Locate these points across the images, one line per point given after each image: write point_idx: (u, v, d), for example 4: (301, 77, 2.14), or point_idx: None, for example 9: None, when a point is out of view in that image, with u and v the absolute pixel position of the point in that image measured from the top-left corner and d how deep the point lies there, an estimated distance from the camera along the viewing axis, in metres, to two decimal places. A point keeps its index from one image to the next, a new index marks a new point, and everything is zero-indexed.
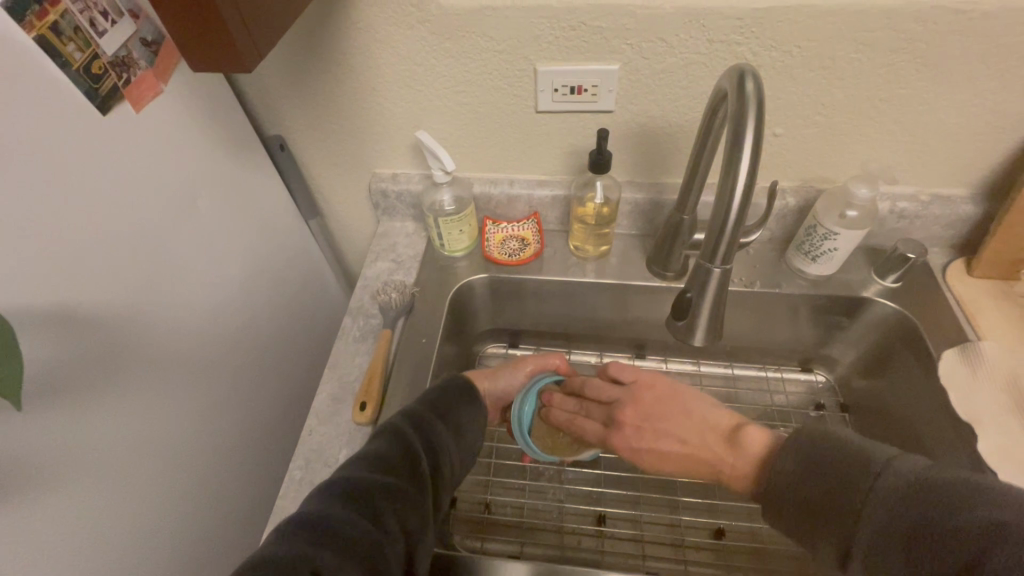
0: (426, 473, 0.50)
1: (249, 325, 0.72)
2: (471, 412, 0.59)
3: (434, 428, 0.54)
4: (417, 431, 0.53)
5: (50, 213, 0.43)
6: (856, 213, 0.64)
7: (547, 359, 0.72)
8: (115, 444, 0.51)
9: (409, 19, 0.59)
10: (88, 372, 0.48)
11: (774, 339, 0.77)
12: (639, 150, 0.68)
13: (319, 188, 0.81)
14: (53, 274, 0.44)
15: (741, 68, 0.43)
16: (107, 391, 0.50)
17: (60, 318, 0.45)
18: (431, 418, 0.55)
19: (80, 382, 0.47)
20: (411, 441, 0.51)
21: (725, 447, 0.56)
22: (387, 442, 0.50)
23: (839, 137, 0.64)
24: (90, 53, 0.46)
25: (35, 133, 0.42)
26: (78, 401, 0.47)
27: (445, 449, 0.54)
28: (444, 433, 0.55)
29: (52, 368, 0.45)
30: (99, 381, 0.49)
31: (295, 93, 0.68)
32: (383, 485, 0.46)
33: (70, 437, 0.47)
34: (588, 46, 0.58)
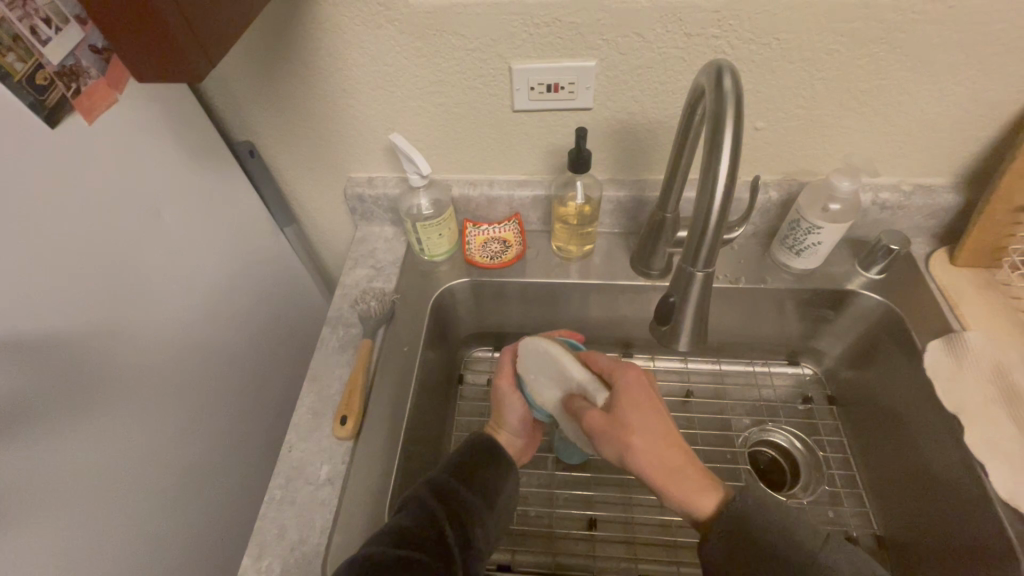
0: (455, 544, 0.49)
1: (223, 339, 0.70)
2: (499, 474, 0.56)
3: (460, 496, 0.52)
4: (444, 502, 0.51)
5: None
6: (839, 207, 0.63)
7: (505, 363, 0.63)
8: (85, 473, 0.49)
9: (376, 19, 0.56)
10: (49, 400, 0.46)
11: (760, 334, 0.76)
12: (619, 147, 0.67)
13: (293, 194, 0.79)
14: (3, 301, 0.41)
15: (719, 64, 0.42)
16: (71, 419, 0.48)
17: (16, 347, 0.42)
18: (456, 485, 0.53)
19: (41, 412, 0.45)
20: (438, 512, 0.50)
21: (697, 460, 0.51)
22: (410, 514, 0.49)
23: (820, 130, 0.63)
24: (33, 63, 0.43)
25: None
26: (38, 433, 0.45)
27: (478, 517, 0.52)
28: (472, 499, 0.52)
29: (11, 399, 0.42)
30: (61, 409, 0.47)
31: (262, 97, 0.65)
32: (412, 561, 0.45)
33: (32, 469, 0.44)
34: (563, 43, 0.57)
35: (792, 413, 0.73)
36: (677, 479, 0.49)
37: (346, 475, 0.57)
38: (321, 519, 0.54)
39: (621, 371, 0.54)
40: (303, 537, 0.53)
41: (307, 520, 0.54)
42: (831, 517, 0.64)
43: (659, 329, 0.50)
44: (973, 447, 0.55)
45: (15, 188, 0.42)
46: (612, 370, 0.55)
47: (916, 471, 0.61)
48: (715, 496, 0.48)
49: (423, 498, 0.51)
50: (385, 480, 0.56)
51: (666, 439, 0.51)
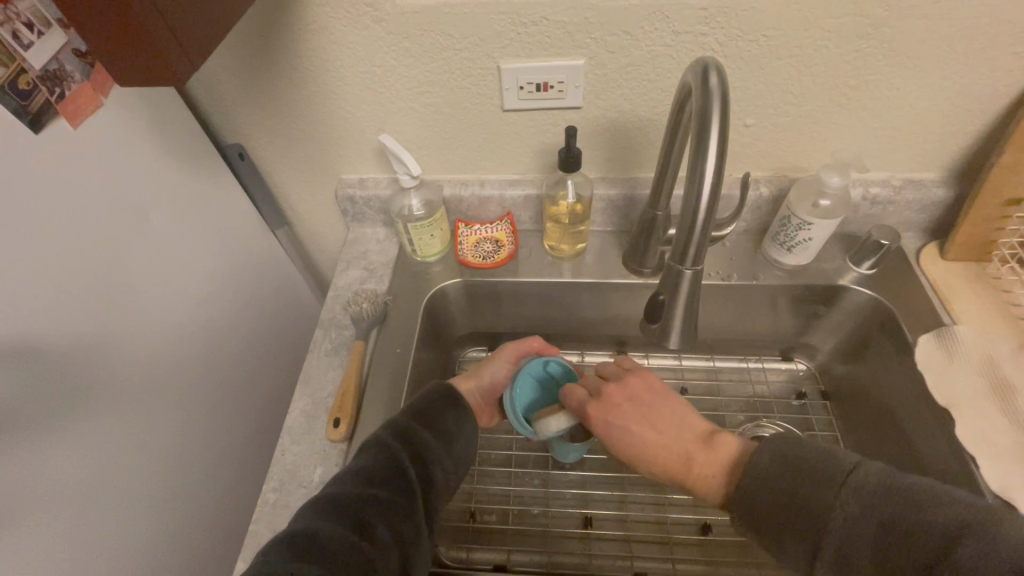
0: (416, 481, 0.49)
1: (214, 344, 0.70)
2: (458, 416, 0.56)
3: (421, 439, 0.52)
4: (404, 442, 0.51)
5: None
6: (829, 204, 0.64)
7: (527, 342, 0.68)
8: (76, 481, 0.49)
9: (364, 19, 0.56)
10: (36, 408, 0.45)
11: (753, 330, 0.77)
12: (610, 145, 0.67)
13: (284, 197, 0.79)
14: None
15: (705, 61, 0.42)
16: (60, 427, 0.47)
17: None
18: (415, 424, 0.53)
19: (29, 420, 0.44)
20: (398, 452, 0.50)
21: (696, 450, 0.52)
22: (371, 455, 0.50)
23: (809, 126, 0.63)
24: (15, 69, 0.43)
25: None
26: (23, 445, 0.44)
27: (440, 457, 0.52)
28: (432, 441, 0.53)
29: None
30: (50, 416, 0.46)
31: (251, 99, 0.65)
32: (369, 497, 0.46)
33: (21, 479, 0.44)
34: (552, 41, 0.57)
35: (786, 408, 0.74)
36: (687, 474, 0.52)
37: None
38: None
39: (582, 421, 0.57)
40: None
41: None
42: None
43: (646, 329, 0.51)
44: (964, 440, 0.55)
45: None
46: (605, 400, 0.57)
47: (910, 464, 0.62)
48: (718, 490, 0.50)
49: (385, 442, 0.51)
50: None
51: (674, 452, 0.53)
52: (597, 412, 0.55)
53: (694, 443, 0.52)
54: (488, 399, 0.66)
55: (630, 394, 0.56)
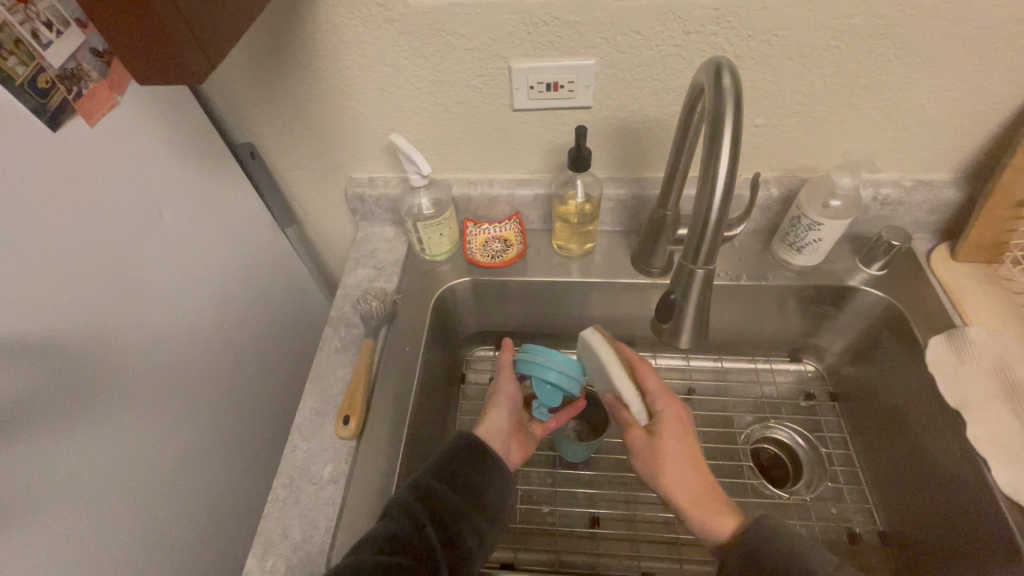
0: (438, 549, 0.48)
1: (225, 341, 0.70)
2: (482, 473, 0.53)
3: (445, 499, 0.50)
4: (425, 506, 0.49)
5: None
6: (840, 204, 0.63)
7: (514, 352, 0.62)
8: (88, 476, 0.49)
9: (376, 20, 0.57)
10: (45, 402, 0.45)
11: (762, 331, 0.76)
12: (619, 145, 0.67)
13: (294, 196, 0.79)
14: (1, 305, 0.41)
15: (717, 61, 0.42)
16: (70, 422, 0.48)
17: (14, 349, 0.42)
18: (437, 485, 0.51)
19: (39, 414, 0.45)
20: (418, 517, 0.49)
21: (716, 492, 0.54)
22: (390, 520, 0.48)
23: (820, 126, 0.63)
24: (34, 67, 0.43)
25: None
26: (33, 439, 0.44)
27: (466, 517, 0.50)
28: (458, 502, 0.51)
29: (9, 402, 0.42)
30: (61, 410, 0.47)
31: (263, 98, 0.65)
32: (389, 567, 0.45)
33: (31, 473, 0.44)
34: (562, 41, 0.57)
35: (794, 409, 0.74)
36: (699, 504, 0.53)
37: (349, 474, 0.57)
38: (325, 518, 0.55)
39: (664, 406, 0.57)
40: (307, 536, 0.54)
41: (310, 520, 0.55)
42: (833, 514, 0.65)
43: (658, 334, 0.51)
44: (975, 442, 0.55)
45: (12, 190, 0.42)
46: (659, 399, 0.58)
47: (920, 467, 0.61)
48: (722, 535, 0.51)
49: (405, 503, 0.49)
50: (389, 480, 0.56)
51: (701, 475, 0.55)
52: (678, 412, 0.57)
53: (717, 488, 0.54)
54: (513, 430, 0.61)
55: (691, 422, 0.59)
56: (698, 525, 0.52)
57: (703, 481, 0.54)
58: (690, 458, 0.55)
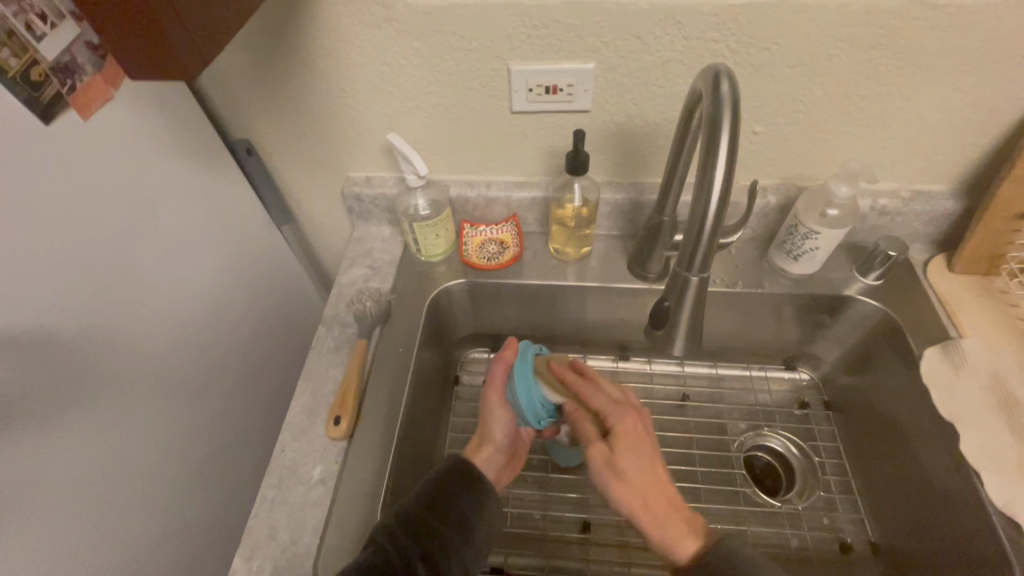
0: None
1: (216, 338, 0.70)
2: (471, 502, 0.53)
3: (432, 529, 0.50)
4: (415, 537, 0.48)
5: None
6: (836, 213, 0.63)
7: (496, 375, 0.60)
8: (75, 474, 0.49)
9: (375, 18, 0.56)
10: (27, 400, 0.44)
11: (757, 338, 0.76)
12: (617, 150, 0.67)
13: (290, 193, 0.79)
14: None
15: (715, 68, 0.41)
16: (52, 418, 0.47)
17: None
18: (427, 515, 0.50)
19: (20, 411, 0.43)
20: (406, 548, 0.47)
21: (674, 505, 0.52)
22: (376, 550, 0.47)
23: (820, 135, 0.63)
24: (28, 59, 0.42)
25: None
26: (12, 436, 0.43)
27: (453, 544, 0.50)
28: (445, 533, 0.50)
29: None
30: (45, 407, 0.46)
31: (260, 95, 0.65)
32: None
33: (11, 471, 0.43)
34: (562, 44, 0.57)
35: (788, 417, 0.73)
36: (658, 520, 0.51)
37: (338, 476, 0.57)
38: (313, 520, 0.54)
39: (613, 417, 0.56)
40: (295, 538, 0.53)
41: (298, 521, 0.54)
42: (825, 524, 0.64)
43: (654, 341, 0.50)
44: (968, 456, 0.55)
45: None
46: (609, 411, 0.57)
47: (913, 479, 0.61)
48: (685, 552, 0.49)
49: (392, 534, 0.48)
50: (379, 483, 0.56)
51: (660, 488, 0.53)
52: (624, 424, 0.56)
53: (674, 498, 0.53)
54: (504, 451, 0.60)
55: (646, 427, 0.57)
56: (660, 540, 0.51)
57: (661, 496, 0.52)
58: (647, 471, 0.53)
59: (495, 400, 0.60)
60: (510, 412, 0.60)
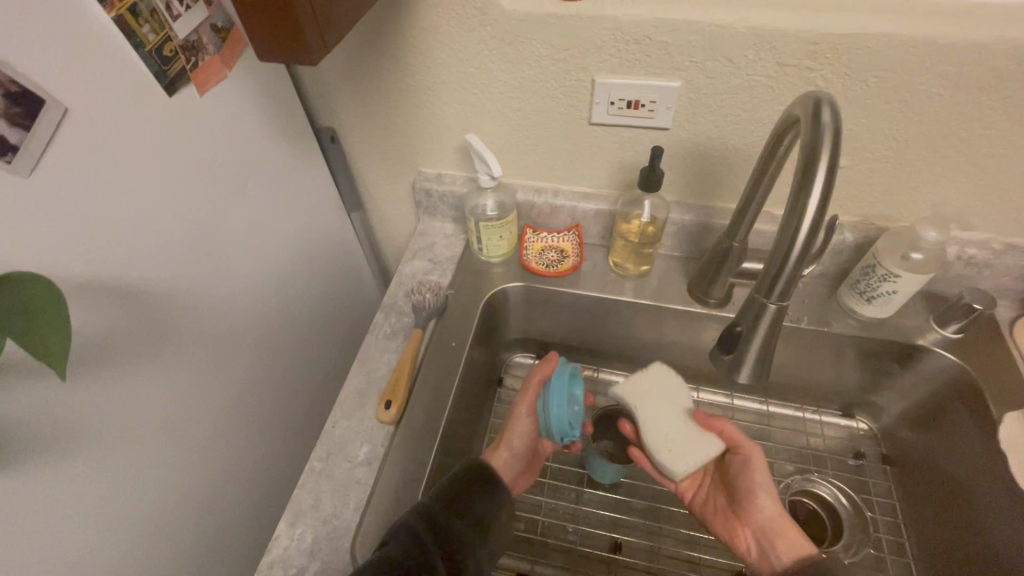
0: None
1: (282, 312, 0.73)
2: (490, 506, 0.54)
3: (452, 529, 0.50)
4: (437, 536, 0.49)
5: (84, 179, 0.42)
6: (922, 257, 0.59)
7: (529, 387, 0.64)
8: (138, 420, 0.51)
9: (471, 22, 0.58)
10: (107, 344, 0.47)
11: (817, 380, 0.73)
12: (691, 171, 0.66)
13: (365, 183, 0.82)
14: (86, 245, 0.43)
15: (816, 95, 0.41)
16: (124, 364, 0.49)
17: (87, 288, 0.44)
18: (449, 516, 0.51)
19: (97, 353, 0.46)
20: (428, 545, 0.48)
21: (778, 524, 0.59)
22: (399, 544, 0.47)
23: (910, 175, 0.60)
24: (163, 36, 0.46)
25: (75, 96, 0.40)
26: (85, 375, 0.45)
27: (470, 547, 0.51)
28: (464, 533, 0.51)
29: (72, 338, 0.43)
30: (120, 352, 0.48)
31: (352, 86, 0.68)
32: None
33: (81, 407, 0.45)
34: (651, 61, 0.57)
35: (841, 466, 0.70)
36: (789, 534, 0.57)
37: (383, 458, 0.58)
38: (355, 497, 0.56)
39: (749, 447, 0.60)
40: (337, 512, 0.55)
41: (341, 496, 0.56)
42: None
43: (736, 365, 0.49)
44: None
45: (110, 138, 0.43)
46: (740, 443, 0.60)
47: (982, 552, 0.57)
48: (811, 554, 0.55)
49: (415, 530, 0.48)
50: (421, 471, 0.57)
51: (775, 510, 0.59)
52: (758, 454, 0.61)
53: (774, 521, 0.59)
54: (518, 463, 0.63)
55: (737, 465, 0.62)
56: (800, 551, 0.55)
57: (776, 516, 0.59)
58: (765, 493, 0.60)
59: (523, 407, 0.64)
60: (531, 424, 0.63)
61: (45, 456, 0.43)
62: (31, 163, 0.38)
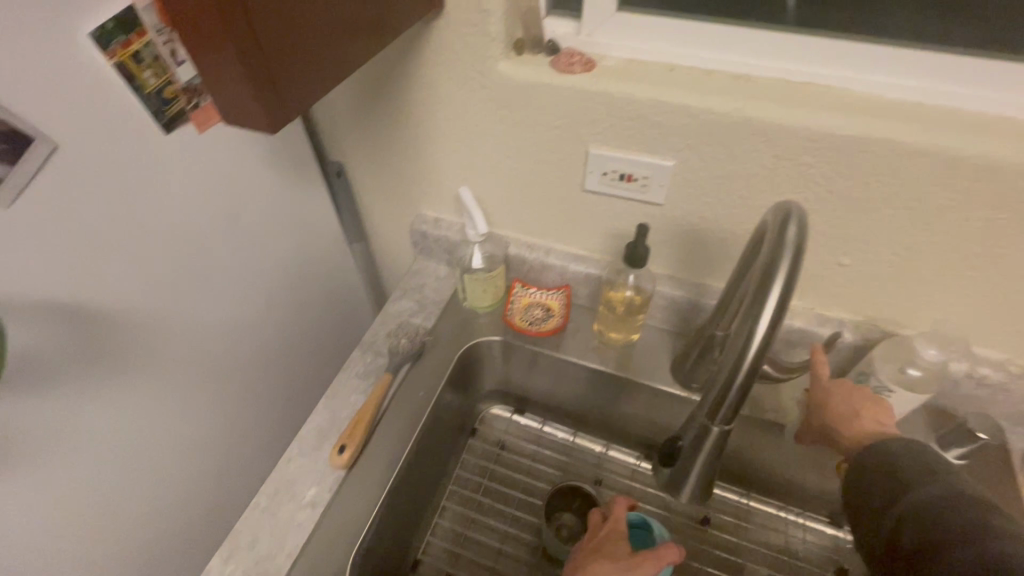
0: None
1: (267, 337, 0.75)
2: None
3: None
4: None
5: (70, 212, 0.45)
6: (918, 373, 0.55)
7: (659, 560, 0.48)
8: (92, 435, 0.53)
9: (471, 83, 0.59)
10: (71, 364, 0.49)
11: (803, 482, 0.67)
12: (684, 247, 0.64)
13: (368, 216, 0.83)
14: (60, 272, 0.45)
15: (787, 207, 0.39)
16: (85, 382, 0.51)
17: (54, 308, 0.46)
18: None
19: (59, 370, 0.48)
20: None
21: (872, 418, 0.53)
22: None
23: (916, 283, 0.56)
24: (164, 80, 0.47)
25: (67, 135, 0.43)
26: (42, 391, 0.47)
27: None
28: None
29: (31, 355, 0.45)
30: (84, 370, 0.50)
31: (360, 127, 0.70)
32: None
33: (29, 419, 0.47)
34: (644, 138, 0.56)
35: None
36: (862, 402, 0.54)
37: (327, 504, 0.58)
38: (291, 541, 0.56)
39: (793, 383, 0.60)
40: (271, 553, 0.55)
41: (279, 538, 0.56)
42: None
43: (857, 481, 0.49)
44: None
45: (100, 174, 0.46)
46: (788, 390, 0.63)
47: None
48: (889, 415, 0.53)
49: None
50: (360, 524, 0.56)
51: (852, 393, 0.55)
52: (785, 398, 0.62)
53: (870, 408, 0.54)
54: None
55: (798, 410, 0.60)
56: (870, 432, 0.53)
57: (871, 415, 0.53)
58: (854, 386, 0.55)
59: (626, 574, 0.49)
60: None
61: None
62: (12, 195, 0.41)
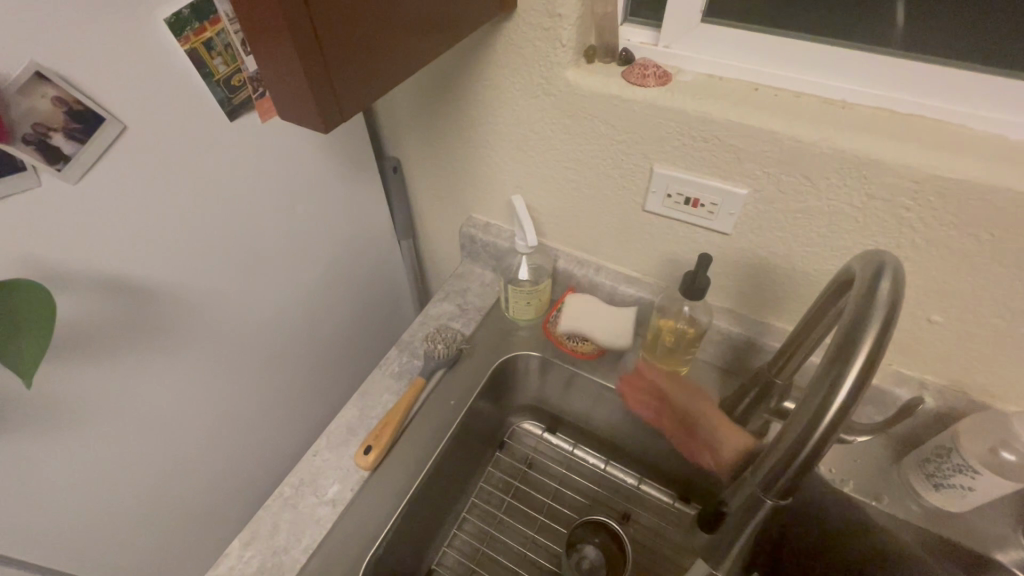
0: None
1: (310, 325, 0.75)
2: None
3: None
4: None
5: (133, 191, 0.46)
6: (1014, 459, 0.48)
7: None
8: (136, 406, 0.54)
9: (535, 89, 0.57)
10: (121, 337, 0.50)
11: None
12: (748, 282, 0.59)
13: (420, 214, 0.83)
14: (117, 247, 0.46)
15: (879, 261, 0.35)
16: (133, 356, 0.52)
17: (109, 282, 0.47)
18: None
19: (111, 342, 0.49)
20: None
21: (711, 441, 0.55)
22: None
23: (1021, 352, 0.49)
24: (233, 68, 0.48)
25: (135, 118, 0.43)
26: (94, 362, 0.49)
27: None
28: None
29: (86, 327, 0.47)
30: (133, 344, 0.52)
31: (420, 126, 0.69)
32: None
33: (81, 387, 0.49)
34: (716, 162, 0.51)
35: None
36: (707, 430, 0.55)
37: (347, 503, 0.57)
38: (308, 537, 0.55)
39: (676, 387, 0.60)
40: (288, 545, 0.55)
41: (297, 531, 0.55)
42: None
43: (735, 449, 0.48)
44: None
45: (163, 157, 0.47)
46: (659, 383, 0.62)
47: None
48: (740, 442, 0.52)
49: None
50: (377, 529, 0.55)
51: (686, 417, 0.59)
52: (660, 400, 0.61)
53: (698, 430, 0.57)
54: None
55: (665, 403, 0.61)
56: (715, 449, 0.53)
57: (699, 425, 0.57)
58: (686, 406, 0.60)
59: None
60: None
61: (35, 423, 0.46)
62: (81, 171, 0.42)
